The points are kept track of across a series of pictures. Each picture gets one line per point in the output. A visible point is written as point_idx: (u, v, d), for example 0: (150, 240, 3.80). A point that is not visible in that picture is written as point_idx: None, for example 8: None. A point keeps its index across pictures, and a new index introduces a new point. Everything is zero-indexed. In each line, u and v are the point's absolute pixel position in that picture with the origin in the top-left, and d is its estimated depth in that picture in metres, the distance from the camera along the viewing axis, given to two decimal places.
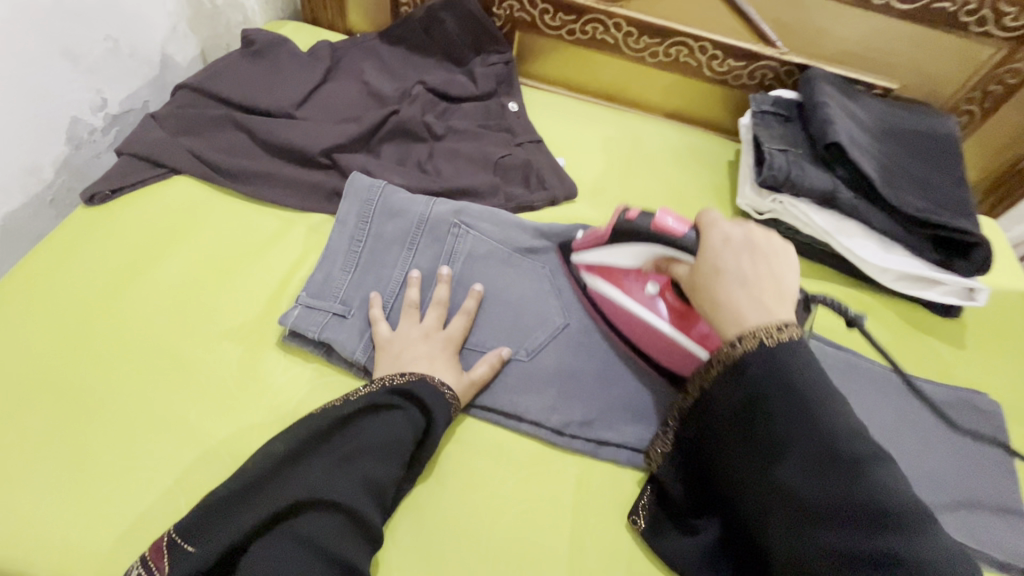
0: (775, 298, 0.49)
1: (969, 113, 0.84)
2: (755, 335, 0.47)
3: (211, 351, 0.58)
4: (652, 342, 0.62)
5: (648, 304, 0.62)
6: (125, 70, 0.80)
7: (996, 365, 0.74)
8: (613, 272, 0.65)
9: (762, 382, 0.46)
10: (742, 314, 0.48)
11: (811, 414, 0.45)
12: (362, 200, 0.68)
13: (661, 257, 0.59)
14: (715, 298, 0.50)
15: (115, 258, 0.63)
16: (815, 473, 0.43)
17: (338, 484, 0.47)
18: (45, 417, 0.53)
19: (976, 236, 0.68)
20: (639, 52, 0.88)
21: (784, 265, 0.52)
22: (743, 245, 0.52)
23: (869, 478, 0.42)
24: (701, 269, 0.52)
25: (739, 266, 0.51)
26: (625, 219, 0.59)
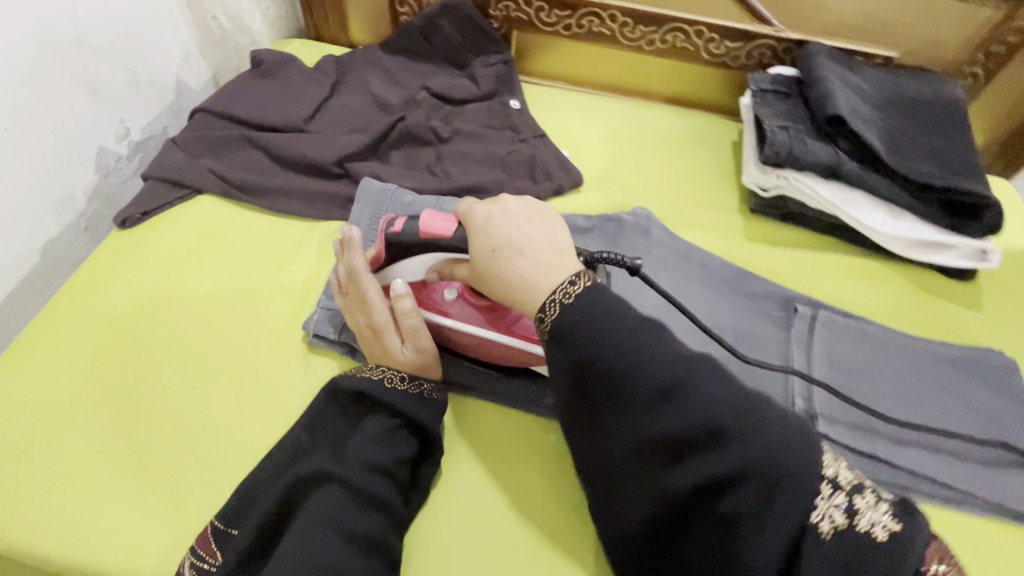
0: (551, 253, 0.51)
1: (974, 75, 0.83)
2: (553, 300, 0.48)
3: (248, 353, 0.62)
4: (481, 348, 0.61)
5: (450, 312, 0.61)
6: (144, 99, 0.85)
7: (1016, 323, 0.74)
8: (409, 292, 0.62)
9: (590, 344, 0.46)
10: (532, 283, 0.50)
11: (630, 350, 0.45)
12: (374, 202, 0.71)
13: (441, 261, 0.57)
14: (506, 279, 0.51)
15: (147, 275, 0.66)
16: (662, 415, 0.44)
17: (338, 466, 0.50)
18: (100, 426, 0.57)
19: (987, 197, 0.68)
20: (636, 41, 0.89)
21: (554, 224, 0.55)
22: (503, 219, 0.53)
23: (697, 397, 0.43)
24: (478, 256, 0.53)
25: (520, 235, 0.52)
26: (392, 233, 0.56)
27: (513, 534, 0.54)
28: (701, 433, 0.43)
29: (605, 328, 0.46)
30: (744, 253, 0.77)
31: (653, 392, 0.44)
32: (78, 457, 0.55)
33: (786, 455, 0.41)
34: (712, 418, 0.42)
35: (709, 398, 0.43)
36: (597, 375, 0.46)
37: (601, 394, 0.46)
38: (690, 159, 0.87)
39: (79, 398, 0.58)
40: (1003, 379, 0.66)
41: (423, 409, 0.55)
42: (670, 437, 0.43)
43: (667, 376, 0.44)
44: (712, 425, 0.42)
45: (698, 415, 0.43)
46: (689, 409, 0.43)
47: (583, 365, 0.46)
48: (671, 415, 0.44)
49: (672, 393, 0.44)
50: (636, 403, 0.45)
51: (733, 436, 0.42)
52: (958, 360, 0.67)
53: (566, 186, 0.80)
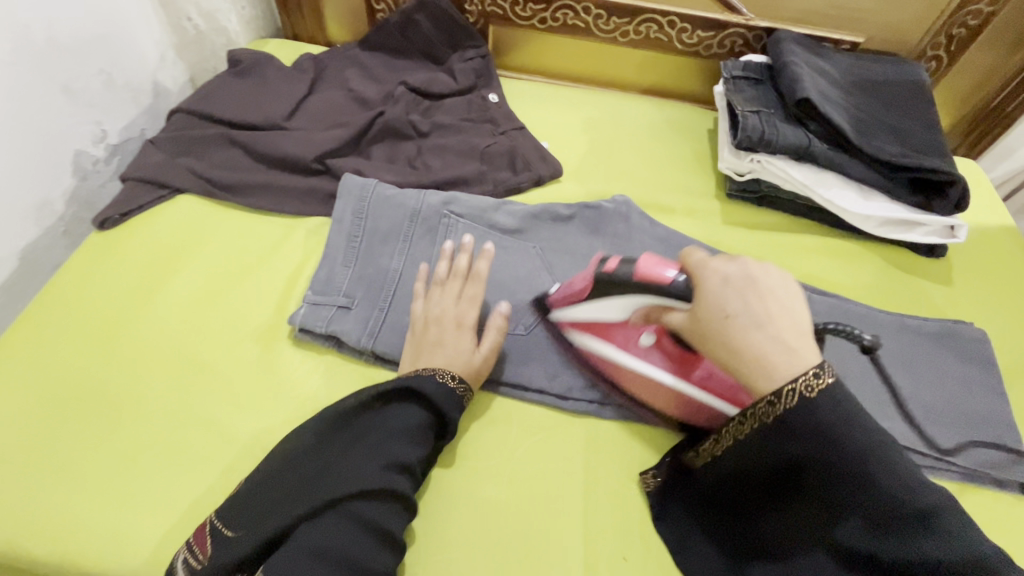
0: (794, 336, 0.46)
1: (936, 58, 0.86)
2: (794, 390, 0.44)
3: (234, 349, 0.62)
4: (663, 397, 0.59)
5: (643, 355, 0.59)
6: (120, 101, 0.84)
7: (984, 297, 0.77)
8: (603, 329, 0.61)
9: (805, 420, 0.44)
10: (770, 364, 0.45)
11: (829, 435, 0.44)
12: (356, 197, 0.71)
13: (652, 305, 0.55)
14: (732, 348, 0.46)
15: (129, 275, 0.66)
16: (852, 501, 0.44)
17: (360, 463, 0.51)
18: (85, 425, 0.56)
19: (952, 174, 0.70)
20: (611, 33, 0.91)
21: (791, 292, 0.48)
22: (746, 281, 0.48)
23: (922, 486, 0.42)
24: (703, 321, 0.48)
25: (745, 307, 0.47)
26: (604, 271, 0.56)
27: (501, 516, 0.55)
28: (927, 567, 0.41)
29: (815, 419, 0.44)
30: (723, 237, 0.78)
31: (823, 472, 0.44)
32: (63, 456, 0.55)
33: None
34: (956, 559, 0.40)
35: (950, 537, 0.41)
36: (832, 475, 0.44)
37: (813, 486, 0.46)
38: (668, 148, 0.88)
39: (63, 398, 0.58)
40: (973, 351, 0.68)
41: (452, 406, 0.56)
42: (877, 544, 0.43)
43: (860, 462, 0.43)
44: (944, 537, 0.41)
45: (880, 505, 0.43)
46: (905, 537, 0.42)
47: (806, 459, 0.45)
48: (899, 528, 0.42)
49: (909, 518, 0.42)
50: (871, 510, 0.43)
51: (970, 573, 0.40)
52: (929, 332, 0.69)
53: (546, 177, 0.81)
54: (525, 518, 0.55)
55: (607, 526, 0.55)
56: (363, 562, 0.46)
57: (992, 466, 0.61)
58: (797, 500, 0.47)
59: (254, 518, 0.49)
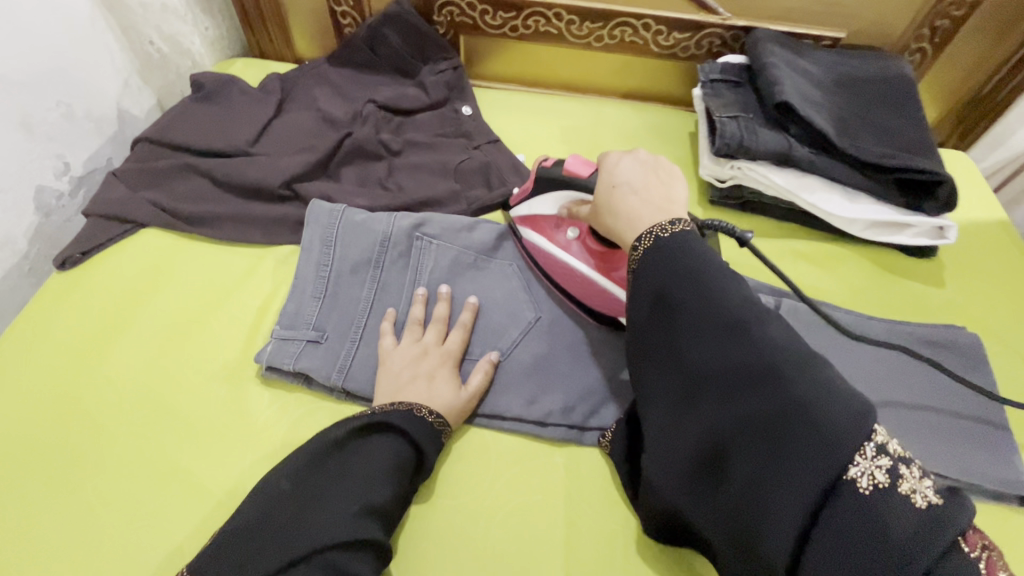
0: (664, 201, 0.54)
1: (920, 51, 0.84)
2: (650, 233, 0.51)
3: (199, 391, 0.60)
4: (580, 287, 0.65)
5: (569, 248, 0.66)
6: (82, 133, 0.82)
7: (977, 296, 0.74)
8: (541, 223, 0.68)
9: (662, 271, 0.48)
10: (634, 218, 0.54)
11: (693, 283, 0.47)
12: (324, 225, 0.69)
13: (572, 201, 0.65)
14: (614, 211, 0.56)
15: (91, 317, 0.64)
16: (703, 350, 0.45)
17: (331, 508, 0.48)
18: (48, 479, 0.55)
19: (940, 173, 0.67)
20: (584, 38, 0.88)
21: (674, 178, 0.58)
22: (632, 161, 0.58)
23: (768, 336, 0.43)
24: (600, 193, 0.58)
25: (630, 179, 0.57)
26: (543, 167, 0.67)
27: (481, 555, 0.53)
28: (755, 372, 0.42)
29: (680, 269, 0.48)
30: None
31: (684, 327, 0.46)
32: (25, 513, 0.53)
33: (829, 399, 0.39)
34: (775, 356, 0.41)
35: (768, 336, 0.43)
36: (679, 311, 0.47)
37: (667, 331, 0.48)
38: (648, 154, 0.86)
39: (23, 453, 0.56)
40: (967, 355, 0.66)
41: (426, 438, 0.54)
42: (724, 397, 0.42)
43: (721, 310, 0.45)
44: (781, 383, 0.40)
45: (733, 352, 0.43)
46: (738, 347, 0.43)
47: (659, 296, 0.48)
48: (732, 346, 0.43)
49: (738, 321, 0.44)
50: (710, 327, 0.45)
51: (786, 368, 0.41)
52: (920, 338, 0.67)
53: None
54: (506, 556, 0.53)
55: (591, 560, 0.53)
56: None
57: (990, 480, 0.58)
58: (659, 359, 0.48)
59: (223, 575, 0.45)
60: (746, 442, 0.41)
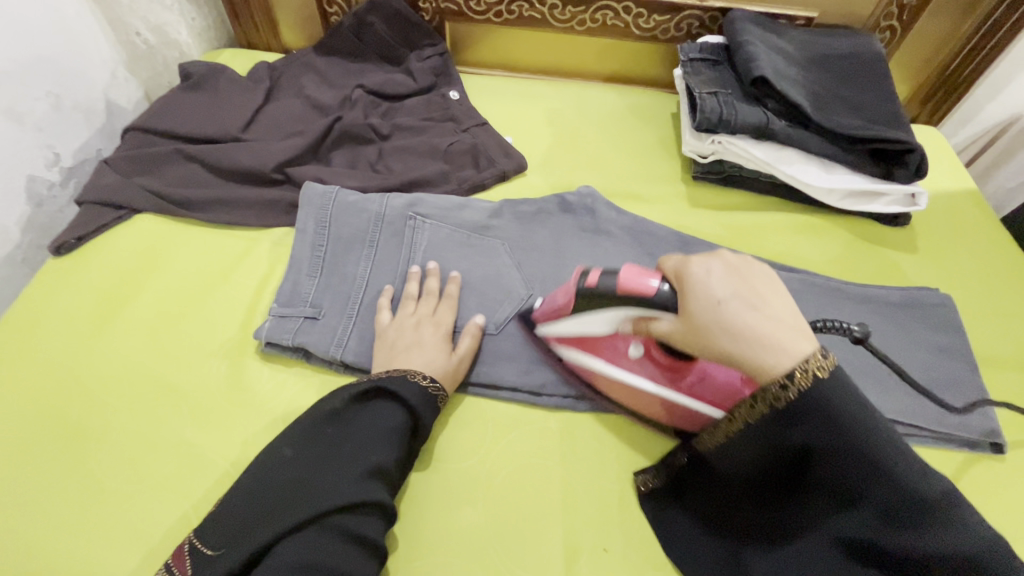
0: (789, 317, 0.45)
1: (890, 28, 0.87)
2: (806, 371, 0.42)
3: (199, 368, 0.61)
4: (649, 402, 0.58)
5: (634, 367, 0.57)
6: (71, 123, 0.82)
7: (949, 261, 0.78)
8: (589, 340, 0.60)
9: (812, 417, 0.43)
10: (766, 345, 0.43)
11: (847, 429, 0.43)
12: (317, 206, 0.70)
13: (636, 317, 0.52)
14: (733, 339, 0.43)
15: (89, 300, 0.65)
16: (850, 491, 0.44)
17: (336, 474, 0.50)
18: (52, 455, 0.55)
19: (909, 142, 0.70)
20: (567, 22, 0.90)
21: (771, 283, 0.46)
22: (730, 270, 0.46)
23: (919, 485, 0.42)
24: (698, 314, 0.45)
25: (733, 291, 0.45)
26: (586, 286, 0.54)
27: (482, 515, 0.55)
28: (934, 555, 0.42)
29: (836, 415, 0.43)
30: (690, 220, 0.78)
31: (831, 466, 0.44)
32: (31, 488, 0.54)
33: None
34: (965, 551, 0.41)
35: (959, 525, 0.41)
36: (845, 474, 0.44)
37: (827, 484, 0.45)
38: (632, 134, 0.88)
39: (26, 431, 0.57)
40: (940, 316, 0.69)
41: (426, 408, 0.56)
42: (876, 533, 0.44)
43: (875, 454, 0.43)
44: (935, 530, 0.41)
45: (885, 496, 0.43)
46: (915, 522, 0.42)
47: (819, 451, 0.44)
48: (906, 520, 0.42)
49: (924, 507, 0.42)
50: (865, 475, 0.43)
51: (976, 566, 0.40)
52: (897, 302, 0.70)
53: (511, 172, 0.80)
54: (506, 515, 0.55)
55: (588, 516, 0.55)
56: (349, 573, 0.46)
57: (964, 429, 0.62)
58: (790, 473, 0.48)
59: (231, 534, 0.47)
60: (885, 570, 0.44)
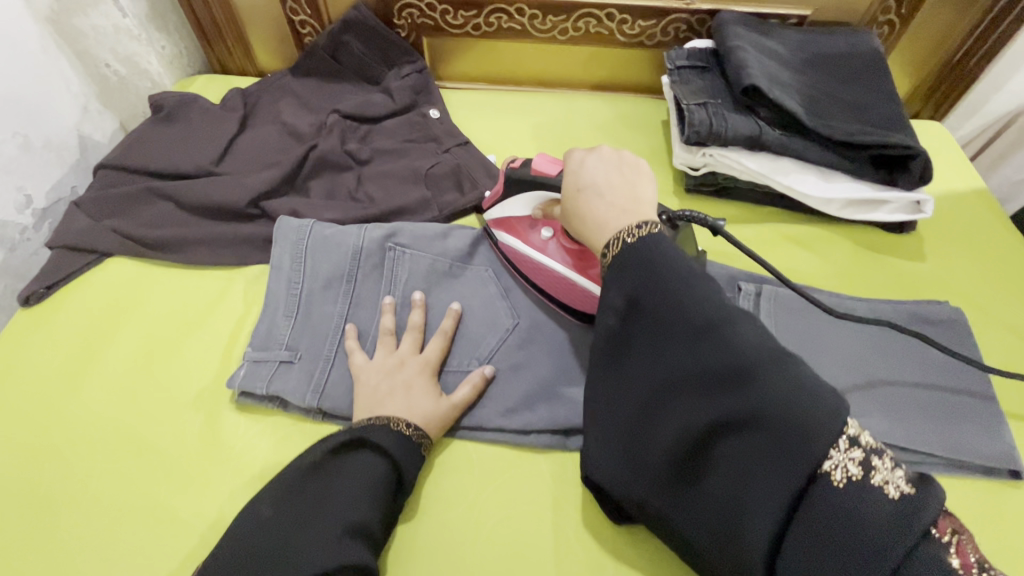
0: (629, 200, 0.52)
1: (888, 23, 0.83)
2: (619, 239, 0.49)
3: (174, 420, 0.59)
4: (555, 285, 0.64)
5: (545, 248, 0.66)
6: (42, 163, 0.80)
7: (961, 269, 0.74)
8: (515, 225, 0.68)
9: (636, 280, 0.48)
10: (601, 222, 0.52)
11: (671, 288, 0.46)
12: (293, 241, 0.68)
13: (547, 201, 0.64)
14: (580, 216, 0.54)
15: (60, 353, 0.63)
16: (686, 354, 0.45)
17: (321, 532, 0.47)
18: (22, 525, 0.53)
19: (911, 147, 0.67)
20: (549, 32, 0.87)
21: (642, 174, 0.55)
22: (600, 163, 0.56)
23: (734, 338, 0.43)
24: (567, 195, 0.56)
25: (595, 177, 0.55)
26: (511, 169, 0.66)
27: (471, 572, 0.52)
28: (727, 367, 0.43)
29: (659, 272, 0.47)
30: None
31: (657, 325, 0.47)
32: (1, 561, 0.52)
33: (799, 402, 0.40)
34: (744, 356, 0.42)
35: (741, 341, 0.43)
36: (647, 320, 0.47)
37: (635, 341, 0.48)
38: (621, 145, 0.85)
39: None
40: (949, 330, 0.65)
41: (410, 454, 0.53)
42: (706, 398, 0.44)
43: (700, 313, 0.45)
44: (757, 384, 0.42)
45: (719, 355, 0.43)
46: (701, 345, 0.44)
47: (627, 309, 0.48)
48: (735, 378, 0.43)
49: (709, 321, 0.44)
50: (684, 334, 0.45)
51: (761, 369, 0.42)
52: (905, 316, 0.66)
53: None
54: (495, 570, 0.52)
55: (582, 568, 0.52)
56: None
57: (977, 454, 0.58)
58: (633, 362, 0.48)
59: None
60: (722, 435, 0.43)
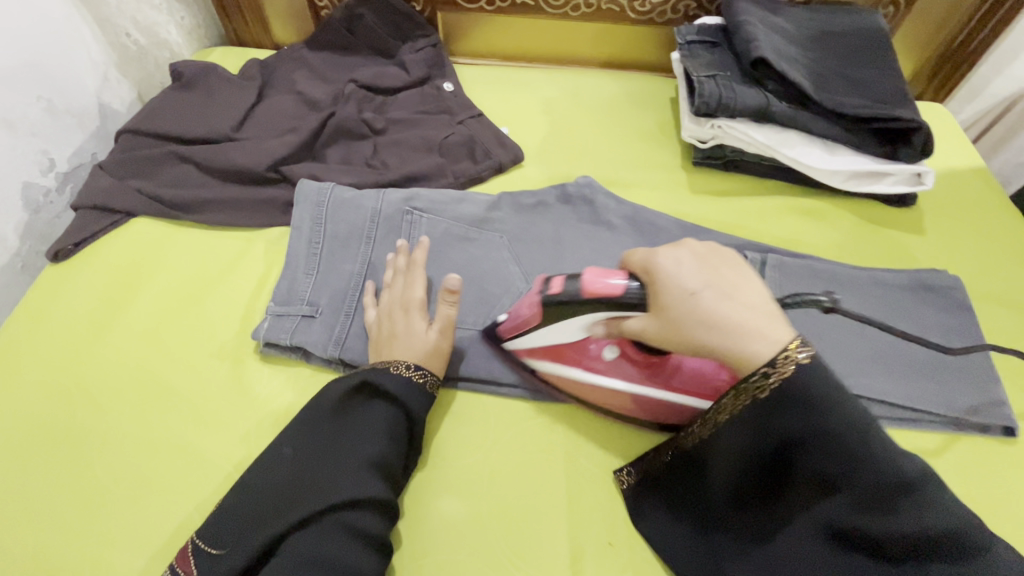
0: (755, 301, 0.44)
1: (893, 4, 0.85)
2: (781, 366, 0.41)
3: (200, 370, 0.61)
4: (632, 402, 0.58)
5: (610, 368, 0.57)
6: (65, 128, 0.82)
7: (959, 243, 0.76)
8: (562, 350, 0.58)
9: (796, 428, 0.41)
10: (742, 332, 0.42)
11: (840, 440, 0.40)
12: (313, 202, 0.70)
13: (606, 318, 0.51)
14: (704, 325, 0.43)
15: (87, 306, 0.65)
16: (860, 509, 0.41)
17: (340, 467, 0.49)
18: (55, 462, 0.56)
19: (914, 120, 0.69)
20: (561, 9, 0.88)
21: (736, 262, 0.46)
22: (699, 256, 0.46)
23: (924, 511, 0.39)
24: (671, 302, 0.45)
25: (701, 279, 0.44)
26: (552, 294, 0.52)
27: (485, 513, 0.54)
28: (913, 539, 0.40)
29: (828, 424, 0.40)
30: (692, 207, 0.77)
31: (818, 462, 0.42)
32: (38, 495, 0.54)
33: (1002, 573, 0.38)
34: (944, 535, 0.39)
35: (932, 510, 0.39)
36: (823, 464, 0.42)
37: (800, 481, 0.44)
38: (630, 120, 0.87)
39: (34, 437, 0.57)
40: (947, 298, 0.68)
41: (422, 402, 0.55)
42: (882, 552, 0.41)
43: (880, 477, 0.40)
44: (953, 561, 0.39)
45: (905, 524, 0.40)
46: (889, 499, 0.40)
47: (792, 446, 0.42)
48: (925, 551, 0.40)
49: (899, 495, 0.40)
50: (859, 493, 0.41)
51: (956, 546, 0.39)
52: (904, 284, 0.69)
53: (507, 163, 0.79)
54: (509, 512, 0.55)
55: (592, 510, 0.55)
56: (355, 570, 0.45)
57: (971, 413, 0.61)
58: (787, 480, 0.45)
59: (238, 532, 0.48)
60: None
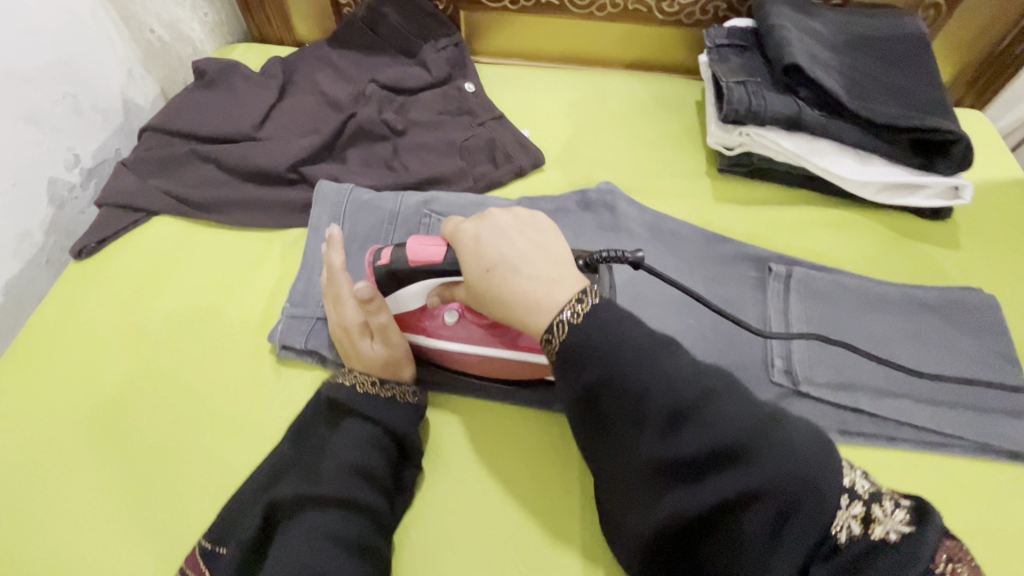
0: (550, 267, 0.48)
1: (933, 7, 0.82)
2: (561, 320, 0.44)
3: (217, 373, 0.61)
4: (489, 365, 0.60)
5: (457, 334, 0.59)
6: (90, 124, 0.82)
7: (996, 259, 0.73)
8: (409, 321, 0.60)
9: (591, 362, 0.43)
10: (536, 304, 0.46)
11: (626, 368, 0.42)
12: (332, 203, 0.69)
13: (438, 285, 0.54)
14: (502, 299, 0.48)
15: (109, 304, 0.66)
16: (663, 434, 0.41)
17: (326, 482, 0.50)
18: (76, 460, 0.57)
19: (953, 131, 0.66)
20: (586, 9, 0.86)
21: (547, 229, 0.51)
22: (493, 234, 0.50)
23: (711, 415, 0.39)
24: (473, 278, 0.49)
25: (505, 251, 0.49)
26: (383, 266, 0.54)
27: (496, 528, 0.54)
28: (708, 450, 0.39)
29: (615, 356, 0.43)
30: (716, 216, 0.75)
31: (621, 400, 0.42)
32: (60, 493, 0.55)
33: (793, 473, 0.36)
34: (729, 439, 0.38)
35: (716, 416, 0.39)
36: (619, 404, 0.42)
37: (615, 421, 0.43)
38: (654, 124, 0.85)
39: (57, 435, 0.58)
40: (982, 317, 0.65)
41: (407, 423, 0.56)
42: (693, 478, 0.39)
43: (666, 393, 0.41)
44: (751, 467, 0.37)
45: (699, 435, 0.39)
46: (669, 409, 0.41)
47: (595, 392, 0.43)
48: (722, 459, 0.38)
49: (682, 408, 0.40)
50: (656, 416, 0.41)
51: (747, 450, 0.38)
52: (937, 303, 0.66)
53: (528, 167, 0.78)
54: (523, 528, 0.54)
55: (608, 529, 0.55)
56: None
57: (1004, 439, 0.58)
58: (607, 430, 0.44)
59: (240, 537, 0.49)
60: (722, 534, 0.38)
